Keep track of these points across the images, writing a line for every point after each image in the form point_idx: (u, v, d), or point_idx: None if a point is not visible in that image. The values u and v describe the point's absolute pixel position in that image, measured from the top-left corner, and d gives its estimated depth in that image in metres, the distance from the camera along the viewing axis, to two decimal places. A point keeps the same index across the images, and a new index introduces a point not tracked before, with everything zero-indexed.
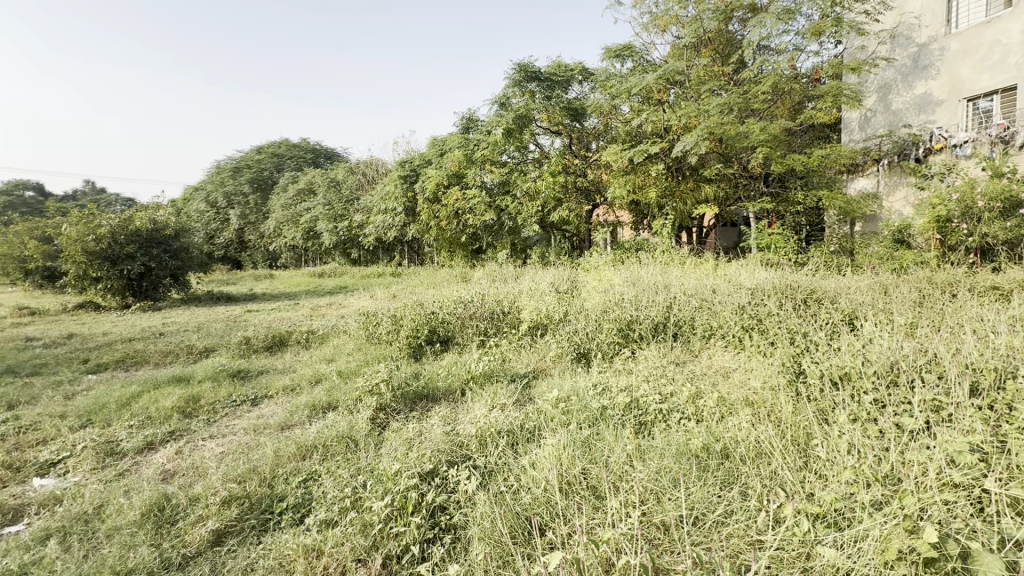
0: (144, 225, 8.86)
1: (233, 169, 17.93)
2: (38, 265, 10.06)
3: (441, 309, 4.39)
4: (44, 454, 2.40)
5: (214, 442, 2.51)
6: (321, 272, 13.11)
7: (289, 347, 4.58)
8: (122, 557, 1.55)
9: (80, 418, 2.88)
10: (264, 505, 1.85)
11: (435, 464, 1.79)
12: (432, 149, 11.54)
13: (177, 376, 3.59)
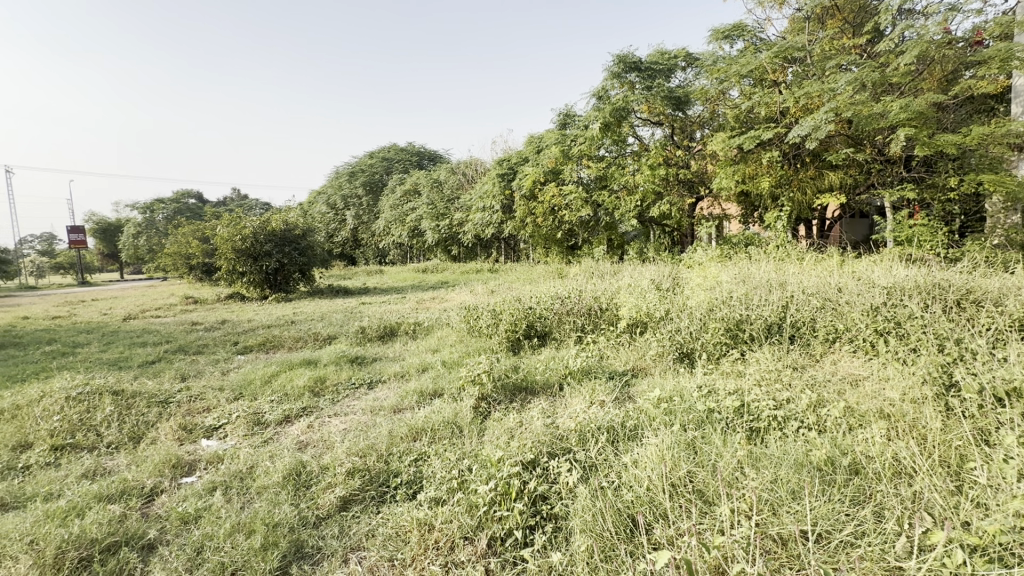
0: (278, 225, 10.11)
1: (349, 174, 19.67)
2: (198, 261, 11.89)
3: (539, 304, 4.45)
4: (209, 420, 2.86)
5: (339, 419, 2.80)
6: (425, 268, 13.93)
7: (399, 337, 4.94)
8: (270, 512, 1.79)
9: (234, 391, 3.38)
10: (381, 479, 2.03)
11: (536, 455, 1.84)
12: (529, 147, 11.70)
13: (307, 359, 4.05)
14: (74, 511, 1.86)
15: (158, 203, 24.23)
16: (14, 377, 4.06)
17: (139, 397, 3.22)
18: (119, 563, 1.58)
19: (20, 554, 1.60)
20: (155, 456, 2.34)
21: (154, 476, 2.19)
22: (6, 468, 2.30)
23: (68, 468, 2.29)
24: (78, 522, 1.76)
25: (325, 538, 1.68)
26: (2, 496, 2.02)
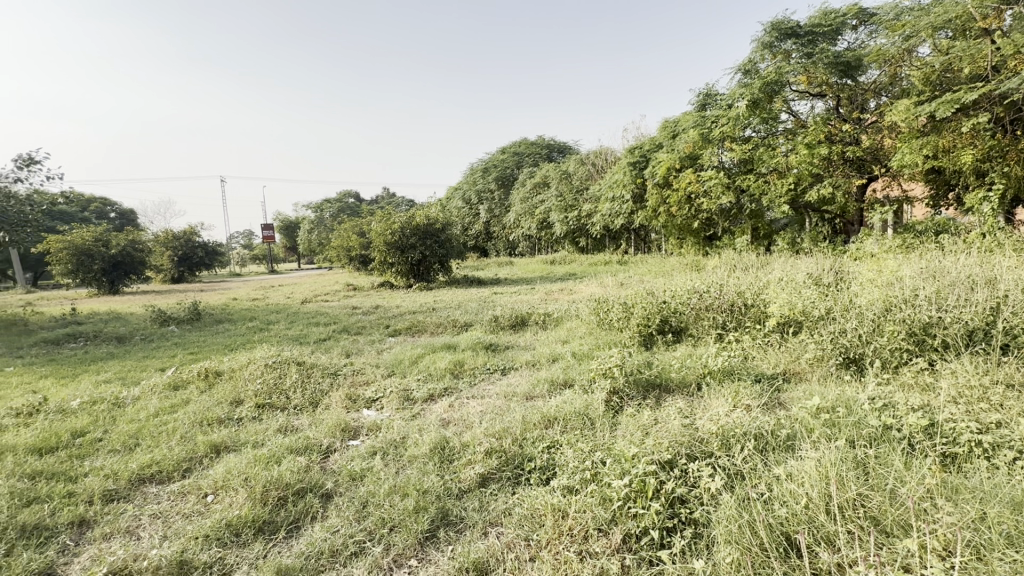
0: (422, 221, 10.83)
1: (482, 169, 20.62)
2: (356, 253, 13.53)
3: (674, 298, 4.23)
4: (369, 392, 3.26)
5: (476, 401, 3.00)
6: (553, 260, 14.10)
7: (530, 327, 5.08)
8: (419, 479, 1.99)
9: (387, 368, 3.80)
10: (516, 462, 2.12)
11: (674, 455, 1.77)
12: (663, 132, 11.11)
13: (447, 344, 4.39)
14: (273, 459, 2.28)
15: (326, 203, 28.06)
16: (229, 346, 5.07)
17: (316, 368, 3.80)
18: (306, 505, 1.90)
19: (238, 487, 2.01)
20: (329, 420, 2.75)
21: (329, 436, 2.57)
22: (226, 418, 2.90)
23: (267, 423, 2.80)
24: (277, 468, 2.15)
25: (467, 510, 1.82)
26: (225, 439, 2.55)
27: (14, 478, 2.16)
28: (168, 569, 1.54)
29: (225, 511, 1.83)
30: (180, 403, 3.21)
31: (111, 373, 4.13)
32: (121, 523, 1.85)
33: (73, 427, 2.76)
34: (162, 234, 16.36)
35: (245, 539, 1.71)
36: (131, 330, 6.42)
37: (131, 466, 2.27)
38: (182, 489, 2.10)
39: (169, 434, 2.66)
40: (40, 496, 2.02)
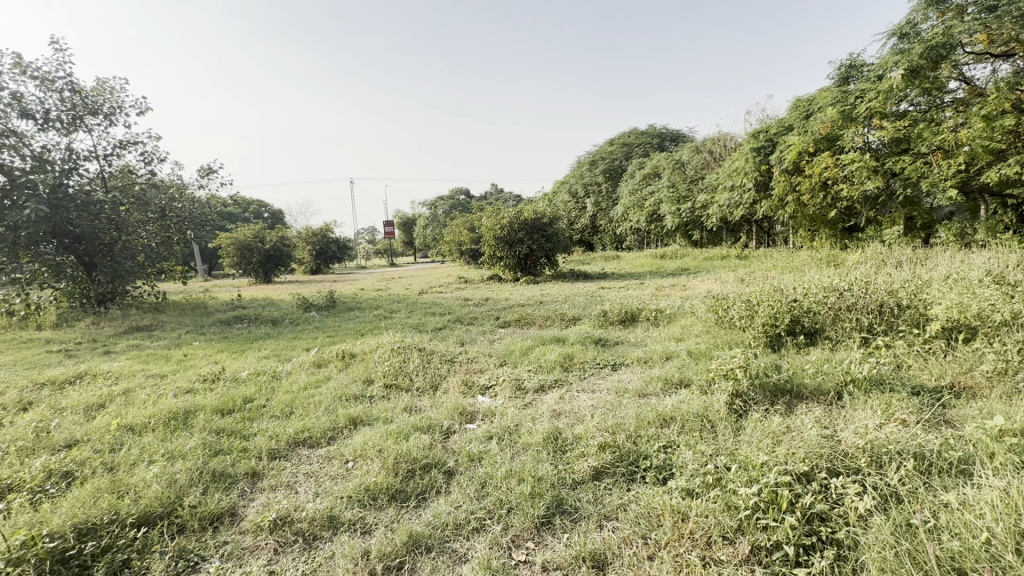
0: (529, 216, 10.98)
1: (589, 161, 20.29)
2: (468, 247, 14.19)
3: (807, 296, 3.81)
4: (483, 380, 3.42)
5: (587, 395, 2.99)
6: (663, 254, 13.50)
7: (640, 323, 4.92)
8: (534, 466, 2.05)
9: (499, 358, 3.95)
10: (630, 458, 2.08)
11: (812, 468, 1.61)
12: (794, 113, 10.02)
13: (557, 337, 4.42)
14: (402, 434, 2.50)
15: (439, 200, 29.72)
16: (360, 331, 5.64)
17: (434, 354, 4.08)
18: (431, 480, 2.06)
19: (374, 457, 2.24)
20: (448, 403, 2.94)
21: (449, 418, 2.75)
22: (361, 395, 3.24)
23: (395, 402, 3.07)
24: (405, 443, 2.35)
25: (581, 501, 1.83)
26: (361, 414, 2.86)
27: (205, 432, 2.63)
28: (321, 521, 1.78)
29: (363, 477, 2.06)
30: (323, 379, 3.65)
31: (269, 351, 4.83)
32: (283, 478, 2.17)
33: (244, 394, 3.29)
34: (304, 231, 18.62)
35: (380, 503, 1.91)
36: (282, 314, 7.43)
37: (289, 430, 2.64)
38: (328, 454, 2.39)
39: (316, 406, 3.04)
40: (224, 448, 2.44)
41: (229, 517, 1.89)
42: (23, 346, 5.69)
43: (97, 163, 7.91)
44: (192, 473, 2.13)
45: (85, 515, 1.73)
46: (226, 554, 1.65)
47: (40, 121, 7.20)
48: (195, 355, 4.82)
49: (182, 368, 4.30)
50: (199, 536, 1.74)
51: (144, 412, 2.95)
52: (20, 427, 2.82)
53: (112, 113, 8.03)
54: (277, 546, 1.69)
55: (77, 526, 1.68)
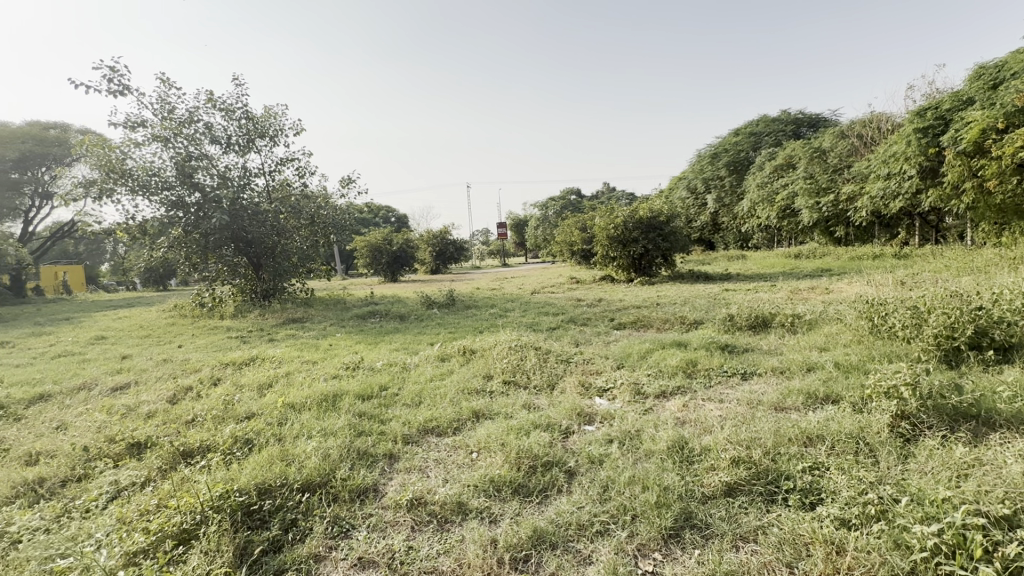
0: (645, 214, 10.55)
1: (710, 153, 18.91)
2: (579, 247, 14.13)
3: (998, 304, 3.15)
4: (600, 382, 3.37)
5: (714, 405, 2.80)
6: (798, 253, 12.16)
7: (774, 330, 4.47)
8: (658, 474, 1.97)
9: (616, 360, 3.87)
10: (770, 477, 1.90)
11: (1017, 513, 1.32)
12: (976, 83, 8.35)
13: (678, 341, 4.20)
14: (523, 430, 2.56)
15: (550, 201, 29.86)
16: (478, 329, 5.90)
17: (550, 354, 4.12)
18: (553, 478, 2.08)
19: (497, 450, 2.33)
20: (566, 403, 2.95)
21: (567, 418, 2.76)
22: (482, 390, 3.39)
23: (514, 398, 3.17)
24: (526, 439, 2.41)
25: (713, 516, 1.72)
26: (483, 408, 2.99)
27: (350, 414, 2.95)
28: (451, 506, 1.89)
29: (487, 469, 2.15)
30: (447, 372, 3.90)
31: (398, 344, 5.27)
32: (416, 461, 2.34)
33: (380, 382, 3.63)
34: (425, 234, 19.98)
35: (504, 495, 1.97)
36: (409, 311, 8.07)
37: (419, 418, 2.85)
38: (454, 443, 2.54)
39: (442, 397, 3.25)
40: (365, 429, 2.71)
41: (372, 492, 2.09)
42: (212, 332, 6.90)
43: (264, 179, 9.30)
44: (341, 450, 2.40)
45: (263, 477, 2.05)
46: (371, 525, 1.83)
47: (224, 145, 8.66)
48: (338, 345, 5.44)
49: (329, 356, 4.88)
50: (350, 506, 1.96)
51: (302, 393, 3.41)
52: (213, 399, 3.43)
53: (275, 136, 9.36)
54: (414, 524, 1.83)
55: (257, 486, 1.99)
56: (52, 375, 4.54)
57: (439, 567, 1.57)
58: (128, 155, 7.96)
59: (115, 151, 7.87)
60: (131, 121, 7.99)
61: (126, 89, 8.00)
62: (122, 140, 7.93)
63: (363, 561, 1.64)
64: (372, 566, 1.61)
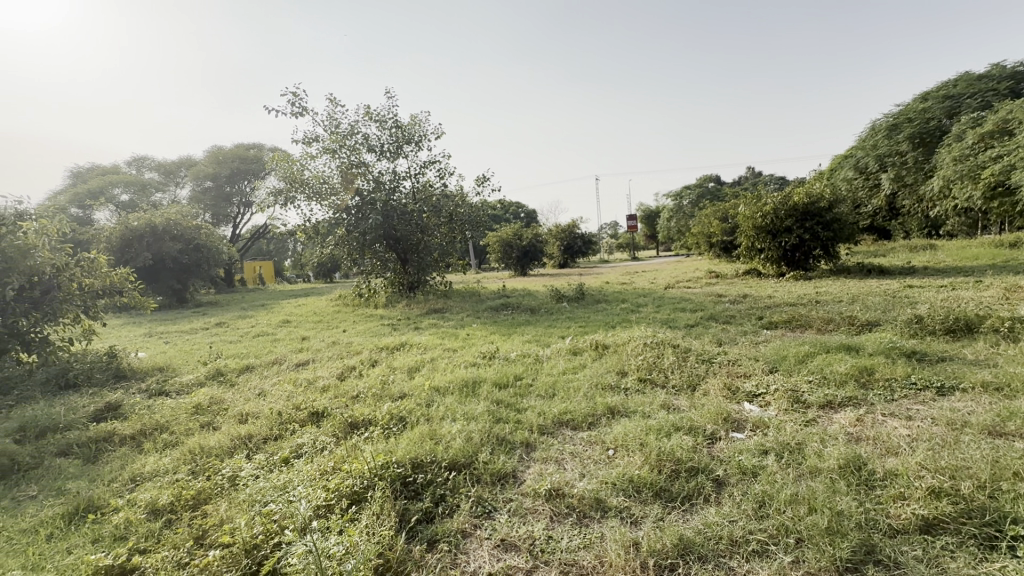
0: (801, 200, 9.30)
1: (886, 124, 15.95)
2: (719, 238, 13.10)
3: None
4: (749, 386, 3.07)
5: (899, 423, 2.36)
6: (1013, 242, 9.75)
7: (983, 336, 3.61)
8: (828, 496, 1.72)
9: (768, 363, 3.48)
10: (986, 517, 1.53)
11: None
12: None
13: (847, 345, 3.63)
14: (663, 431, 2.44)
15: (685, 189, 27.81)
16: (609, 324, 5.78)
17: (690, 353, 3.86)
18: (698, 485, 1.94)
19: (636, 450, 2.24)
20: (710, 406, 2.73)
21: (712, 422, 2.55)
22: (616, 386, 3.31)
23: (651, 397, 3.03)
24: (667, 441, 2.29)
25: (905, 554, 1.45)
26: (618, 404, 2.91)
27: (488, 401, 3.10)
28: (590, 501, 1.87)
29: (626, 467, 2.08)
30: (579, 366, 3.88)
31: (531, 336, 5.41)
32: (552, 452, 2.37)
33: (516, 372, 3.76)
34: (553, 228, 20.17)
35: (644, 497, 1.90)
36: (539, 304, 8.21)
37: (554, 410, 2.88)
38: (590, 438, 2.51)
39: (575, 390, 3.24)
40: (503, 417, 2.82)
41: (512, 478, 2.16)
42: (369, 319, 7.81)
43: (410, 181, 10.20)
44: (482, 434, 2.53)
45: (417, 453, 2.24)
46: (512, 509, 1.89)
47: (378, 153, 9.69)
48: (475, 335, 5.77)
49: (467, 345, 5.20)
50: (492, 489, 2.05)
51: (446, 378, 3.68)
52: (373, 379, 3.88)
53: (420, 140, 10.17)
54: (553, 514, 1.85)
55: (411, 460, 2.19)
56: (254, 351, 5.55)
57: (580, 562, 1.57)
58: (305, 167, 9.35)
59: (296, 164, 9.31)
60: (308, 137, 9.36)
61: (304, 111, 9.39)
62: (301, 154, 9.34)
63: (506, 542, 1.70)
64: (514, 550, 1.66)
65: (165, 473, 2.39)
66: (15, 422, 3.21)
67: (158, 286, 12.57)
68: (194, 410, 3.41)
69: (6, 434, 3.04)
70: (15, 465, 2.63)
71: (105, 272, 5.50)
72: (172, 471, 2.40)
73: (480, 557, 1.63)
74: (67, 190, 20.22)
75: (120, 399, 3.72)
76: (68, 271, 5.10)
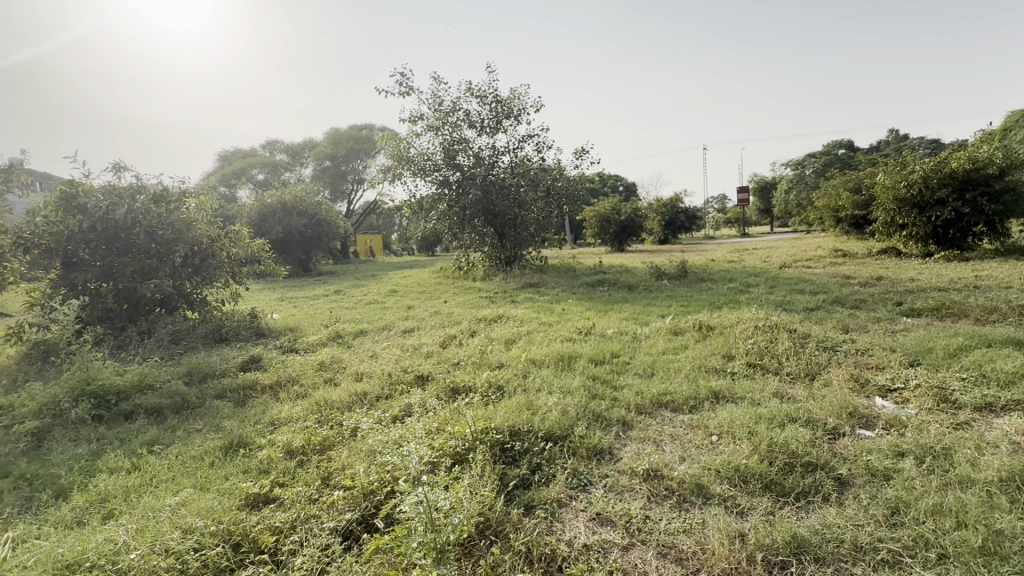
0: (961, 166, 7.88)
1: None
2: (849, 213, 11.60)
3: None
4: (882, 379, 2.71)
5: None
6: None
7: None
8: (982, 511, 1.48)
9: (908, 355, 3.05)
10: None
11: None
12: None
13: (1016, 340, 3.05)
14: (776, 421, 2.26)
15: (808, 157, 24.71)
16: (715, 304, 5.43)
17: (809, 338, 3.50)
18: (817, 483, 1.78)
19: (744, 439, 2.11)
20: (832, 398, 2.47)
21: (834, 416, 2.30)
22: (721, 369, 3.11)
23: (762, 383, 2.81)
24: (780, 431, 2.12)
25: None
26: (723, 389, 2.75)
27: (585, 376, 3.09)
28: (691, 485, 1.81)
29: (731, 455, 1.97)
30: (681, 346, 3.70)
31: (628, 313, 5.26)
32: (651, 433, 2.30)
33: (613, 349, 3.69)
34: (654, 202, 19.21)
35: (751, 488, 1.78)
36: (637, 281, 7.93)
37: (653, 390, 2.79)
38: (691, 422, 2.40)
39: (677, 371, 3.11)
40: (599, 393, 2.80)
41: (607, 454, 2.14)
42: (467, 291, 8.10)
43: (509, 155, 10.27)
44: (578, 409, 2.53)
45: (515, 421, 2.31)
46: (608, 485, 1.88)
47: (478, 129, 9.86)
48: (571, 310, 5.75)
49: (563, 320, 5.21)
50: (587, 463, 2.05)
51: (543, 351, 3.72)
52: (472, 348, 4.05)
53: (519, 114, 10.15)
54: (651, 494, 1.82)
55: (509, 427, 2.26)
56: (367, 317, 6.06)
57: (679, 545, 1.52)
58: (411, 145, 9.82)
59: (403, 142, 9.81)
60: (414, 116, 9.80)
61: (410, 90, 9.81)
62: (407, 132, 9.82)
63: (601, 517, 1.70)
64: (610, 525, 1.66)
65: (297, 420, 2.72)
66: (185, 367, 3.85)
67: (287, 257, 14.19)
68: (318, 366, 3.83)
69: (179, 376, 3.66)
70: (186, 402, 3.17)
71: (247, 243, 6.31)
72: (303, 419, 2.73)
73: (575, 527, 1.65)
74: (217, 172, 23.34)
75: (260, 353, 4.28)
76: (220, 242, 5.92)
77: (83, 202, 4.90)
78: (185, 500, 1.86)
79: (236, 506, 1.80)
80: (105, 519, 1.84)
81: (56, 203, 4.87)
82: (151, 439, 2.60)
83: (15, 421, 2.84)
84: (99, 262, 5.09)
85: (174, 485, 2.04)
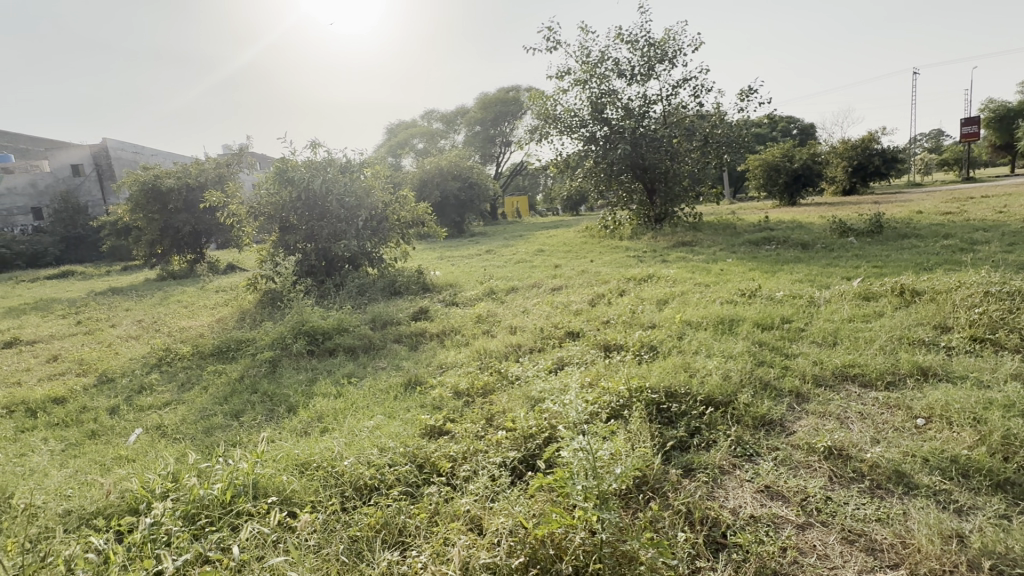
0: None
1: None
2: None
3: None
4: None
5: None
6: None
7: None
8: None
9: None
10: None
11: None
12: None
13: None
14: (1015, 410, 1.81)
15: None
16: (923, 265, 4.45)
17: None
18: None
19: (965, 427, 1.74)
20: None
21: None
22: (932, 342, 2.58)
23: (993, 362, 2.26)
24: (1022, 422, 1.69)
25: None
26: (934, 365, 2.28)
27: (748, 341, 2.83)
28: (887, 472, 1.56)
29: (945, 443, 1.64)
30: (873, 314, 3.14)
31: (802, 274, 4.61)
32: (833, 409, 2.02)
33: (783, 314, 3.29)
34: (840, 145, 16.11)
35: (975, 485, 1.48)
36: (813, 239, 6.89)
37: (836, 360, 2.43)
38: (887, 400, 2.05)
39: (868, 342, 2.66)
40: (768, 360, 2.54)
41: (778, 426, 1.95)
42: (614, 250, 7.93)
43: (662, 104, 9.50)
44: (743, 375, 2.33)
45: (672, 383, 2.22)
46: (779, 459, 1.72)
47: (628, 78, 9.29)
48: (730, 271, 5.26)
49: (721, 281, 4.79)
50: (754, 432, 1.90)
51: (699, 313, 3.49)
52: (622, 307, 3.97)
53: (674, 57, 9.26)
54: (833, 475, 1.62)
55: (666, 389, 2.19)
56: (517, 275, 6.33)
57: (872, 535, 1.34)
58: (558, 102, 9.66)
59: (549, 100, 9.71)
60: (561, 71, 9.57)
61: (557, 45, 9.55)
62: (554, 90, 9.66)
63: (771, 490, 1.57)
64: (781, 500, 1.53)
65: (461, 366, 3.01)
66: (369, 315, 4.50)
67: (444, 219, 15.44)
68: (476, 319, 4.15)
69: (365, 322, 4.30)
70: (372, 344, 3.72)
71: (413, 206, 6.93)
72: (466, 365, 3.00)
73: (741, 497, 1.55)
74: (385, 144, 26.12)
75: (427, 305, 4.79)
76: (392, 206, 6.64)
77: (291, 174, 5.86)
78: (379, 424, 2.21)
79: (417, 434, 2.08)
80: (323, 432, 2.28)
81: (274, 177, 5.94)
82: (349, 373, 3.13)
83: (258, 350, 3.65)
84: (305, 225, 6.13)
85: (369, 411, 2.43)
